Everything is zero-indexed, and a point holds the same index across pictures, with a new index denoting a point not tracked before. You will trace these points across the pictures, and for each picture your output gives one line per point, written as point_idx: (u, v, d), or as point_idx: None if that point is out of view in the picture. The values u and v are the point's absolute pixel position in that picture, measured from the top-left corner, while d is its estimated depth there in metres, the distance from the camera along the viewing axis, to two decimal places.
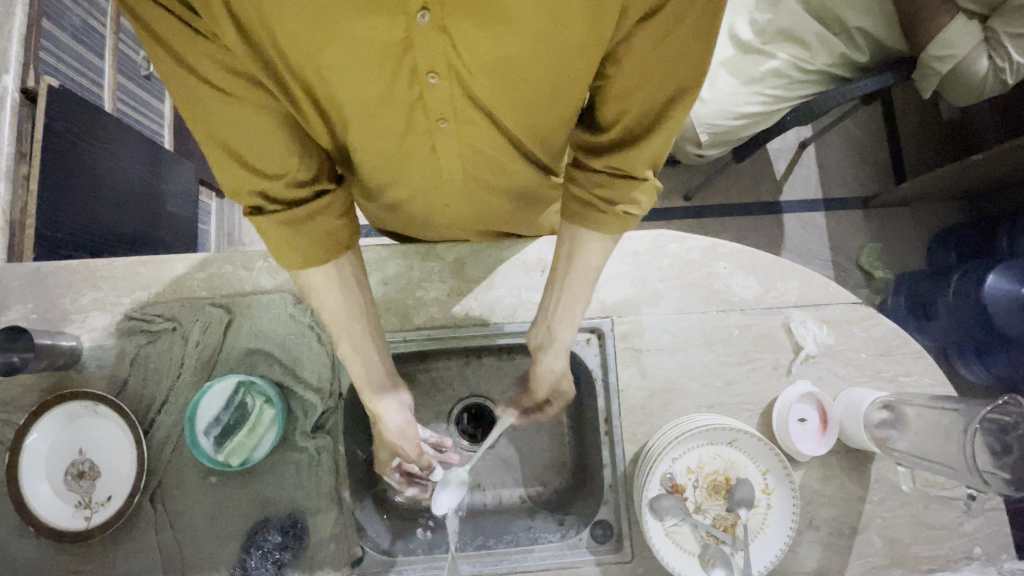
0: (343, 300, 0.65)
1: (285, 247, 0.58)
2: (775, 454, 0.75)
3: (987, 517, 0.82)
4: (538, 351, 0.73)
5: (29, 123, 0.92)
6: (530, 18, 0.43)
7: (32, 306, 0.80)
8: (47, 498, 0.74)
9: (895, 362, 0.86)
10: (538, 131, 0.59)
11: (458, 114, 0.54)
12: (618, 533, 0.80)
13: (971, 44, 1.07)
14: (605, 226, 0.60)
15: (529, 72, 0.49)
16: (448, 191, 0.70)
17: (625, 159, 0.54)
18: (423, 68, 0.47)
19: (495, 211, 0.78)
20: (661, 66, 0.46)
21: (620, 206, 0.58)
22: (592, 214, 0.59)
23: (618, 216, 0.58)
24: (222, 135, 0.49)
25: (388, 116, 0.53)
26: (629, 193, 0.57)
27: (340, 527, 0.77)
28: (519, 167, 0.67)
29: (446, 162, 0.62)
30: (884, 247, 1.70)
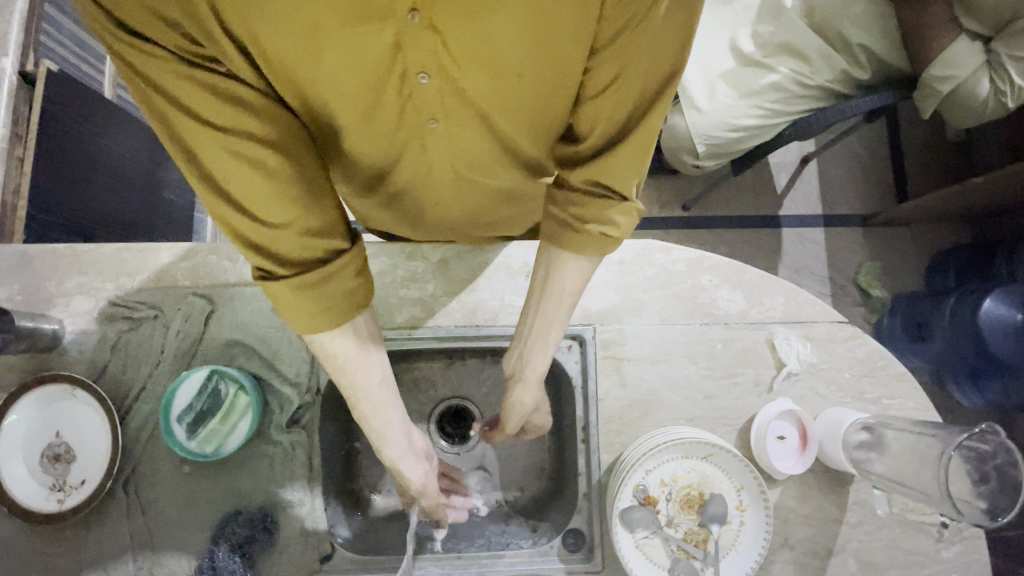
0: (359, 359, 0.60)
1: (301, 312, 0.53)
2: (750, 470, 0.75)
3: (965, 545, 0.80)
4: (512, 380, 0.72)
5: (26, 106, 0.93)
6: (519, 13, 0.43)
7: (17, 288, 0.81)
8: (22, 479, 0.74)
9: (878, 384, 0.85)
10: (529, 133, 0.59)
11: (448, 114, 0.54)
12: (590, 542, 0.80)
13: (971, 67, 1.07)
14: (583, 247, 0.58)
15: (518, 71, 0.49)
16: (439, 191, 0.70)
17: (605, 171, 0.53)
18: (414, 68, 0.47)
19: (484, 212, 0.78)
20: (644, 65, 0.46)
21: (600, 224, 0.56)
22: (568, 233, 0.58)
23: (597, 237, 0.57)
24: (222, 184, 0.46)
25: (380, 117, 0.53)
26: (608, 211, 0.55)
27: (312, 523, 0.77)
28: (509, 168, 0.67)
29: (437, 162, 0.62)
30: (882, 266, 1.68)
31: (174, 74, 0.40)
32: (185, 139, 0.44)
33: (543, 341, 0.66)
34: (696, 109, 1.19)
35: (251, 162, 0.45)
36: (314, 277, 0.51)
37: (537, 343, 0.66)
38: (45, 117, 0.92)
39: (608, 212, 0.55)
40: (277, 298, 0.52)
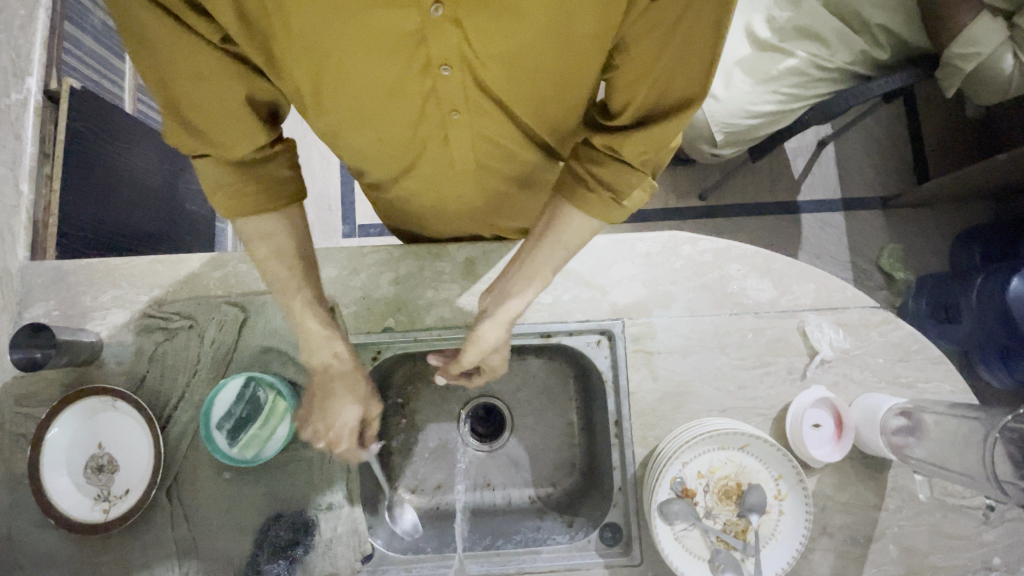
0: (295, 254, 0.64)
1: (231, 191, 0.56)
2: (788, 459, 0.75)
3: (1008, 528, 0.80)
4: (482, 316, 0.69)
5: (53, 124, 0.94)
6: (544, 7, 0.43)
7: (54, 303, 0.82)
8: (68, 490, 0.76)
9: (914, 368, 0.84)
10: (548, 118, 0.60)
11: (469, 105, 0.54)
12: (627, 536, 0.80)
13: (996, 43, 1.03)
14: (591, 211, 0.60)
15: (538, 60, 0.49)
16: (459, 182, 0.71)
17: (622, 143, 0.55)
18: (436, 61, 0.47)
19: (505, 201, 0.80)
20: (673, 53, 0.46)
21: (612, 191, 0.58)
22: (580, 189, 0.59)
23: (606, 201, 0.59)
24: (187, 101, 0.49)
25: (403, 108, 0.54)
26: (621, 180, 0.57)
27: (351, 525, 0.78)
28: (529, 156, 0.67)
29: (458, 152, 0.63)
30: (905, 248, 1.66)
31: (172, 33, 0.43)
32: (165, 74, 0.47)
33: (525, 286, 0.66)
34: (712, 98, 1.17)
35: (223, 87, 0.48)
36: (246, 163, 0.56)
37: (519, 284, 0.66)
38: (71, 135, 0.94)
39: (619, 181, 0.57)
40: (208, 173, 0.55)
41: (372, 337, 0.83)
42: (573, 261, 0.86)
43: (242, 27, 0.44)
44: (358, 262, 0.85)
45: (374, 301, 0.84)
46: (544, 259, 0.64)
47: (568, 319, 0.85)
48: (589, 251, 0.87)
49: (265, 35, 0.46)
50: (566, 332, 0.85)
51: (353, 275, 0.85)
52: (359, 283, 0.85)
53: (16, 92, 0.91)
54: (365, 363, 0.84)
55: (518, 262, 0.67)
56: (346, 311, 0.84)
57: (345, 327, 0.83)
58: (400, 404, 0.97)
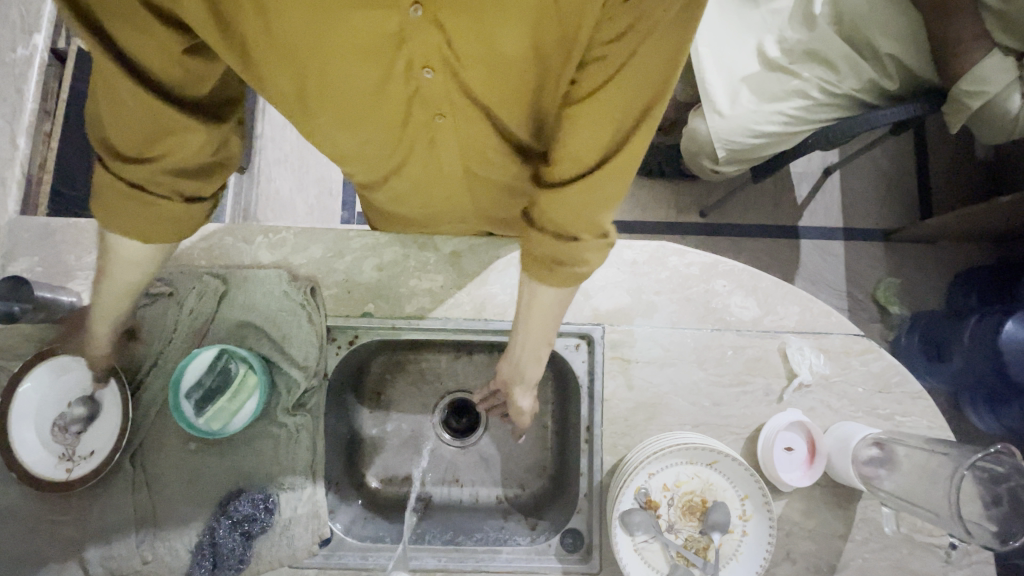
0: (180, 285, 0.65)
1: (131, 229, 0.57)
2: (755, 480, 0.74)
3: (975, 571, 0.79)
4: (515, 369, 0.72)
5: (55, 82, 0.93)
6: (522, 17, 0.43)
7: (38, 260, 0.82)
8: (31, 445, 0.75)
9: (893, 400, 0.83)
10: (536, 128, 0.60)
11: (454, 108, 0.55)
12: (588, 543, 0.79)
13: (1005, 81, 1.03)
14: (551, 279, 0.58)
15: (519, 69, 0.49)
16: (447, 185, 0.72)
17: (569, 207, 0.52)
18: (419, 62, 0.48)
19: (497, 207, 0.80)
20: (623, 106, 0.46)
21: (568, 259, 0.56)
22: (540, 266, 0.58)
23: (566, 270, 0.57)
24: (129, 139, 0.51)
25: (387, 107, 0.54)
26: (572, 245, 0.55)
27: (312, 507, 0.78)
28: (519, 167, 0.68)
29: (444, 154, 0.63)
30: (902, 282, 1.65)
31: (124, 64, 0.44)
32: (115, 111, 0.48)
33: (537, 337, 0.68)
34: (718, 114, 1.17)
35: (177, 140, 0.51)
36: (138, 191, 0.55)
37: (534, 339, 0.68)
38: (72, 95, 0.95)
39: (571, 246, 0.55)
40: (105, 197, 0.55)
41: (350, 321, 0.83)
42: None
43: (217, 26, 0.44)
44: (343, 245, 0.85)
45: (355, 285, 0.84)
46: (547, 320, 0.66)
47: None
48: None
49: (242, 34, 0.46)
50: None
51: (338, 257, 0.85)
52: (342, 266, 0.85)
53: (22, 47, 0.89)
54: (341, 346, 0.84)
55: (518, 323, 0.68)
56: (327, 292, 0.84)
57: (324, 308, 0.83)
58: (375, 392, 0.97)
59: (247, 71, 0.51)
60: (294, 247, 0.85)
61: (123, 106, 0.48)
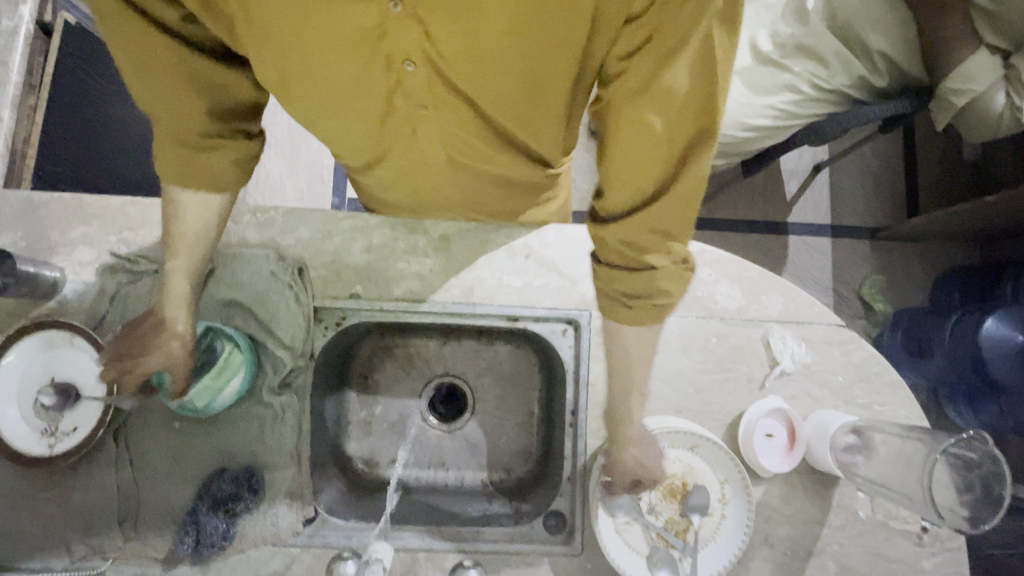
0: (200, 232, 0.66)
1: (198, 182, 0.61)
2: (734, 464, 0.76)
3: (947, 557, 0.81)
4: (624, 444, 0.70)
5: (42, 56, 0.92)
6: (504, 19, 0.44)
7: (22, 234, 0.81)
8: (13, 420, 0.75)
9: (872, 390, 0.85)
10: (524, 126, 0.61)
11: (436, 100, 0.55)
12: (571, 525, 0.80)
13: (989, 80, 1.05)
14: (633, 318, 0.59)
15: (506, 69, 0.50)
16: (431, 172, 0.72)
17: (630, 240, 0.53)
18: (399, 56, 0.48)
19: (483, 189, 0.80)
20: (658, 137, 0.46)
21: (647, 296, 0.57)
22: (617, 305, 0.59)
23: (646, 307, 0.57)
24: (170, 110, 0.55)
25: (368, 99, 0.54)
26: (651, 283, 0.56)
27: (296, 486, 0.79)
28: (501, 157, 0.68)
29: (426, 143, 0.64)
30: (886, 280, 1.68)
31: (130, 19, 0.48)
32: (149, 88, 0.53)
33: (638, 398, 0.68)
34: None
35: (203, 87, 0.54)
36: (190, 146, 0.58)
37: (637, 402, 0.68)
38: (59, 69, 0.93)
39: (656, 283, 0.55)
40: (166, 166, 0.59)
41: (338, 302, 0.83)
42: (547, 247, 0.87)
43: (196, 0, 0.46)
44: (332, 226, 0.85)
45: (343, 267, 0.84)
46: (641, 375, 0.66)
47: (537, 305, 0.86)
48: (566, 241, 0.87)
49: (223, 11, 0.47)
50: (532, 318, 0.86)
51: (326, 238, 0.84)
52: (330, 247, 0.84)
53: (8, 18, 0.88)
54: (328, 328, 0.83)
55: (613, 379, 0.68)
56: (315, 273, 0.84)
57: (311, 289, 0.83)
58: (362, 376, 0.97)
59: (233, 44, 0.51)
60: (282, 227, 0.84)
61: (153, 75, 0.52)
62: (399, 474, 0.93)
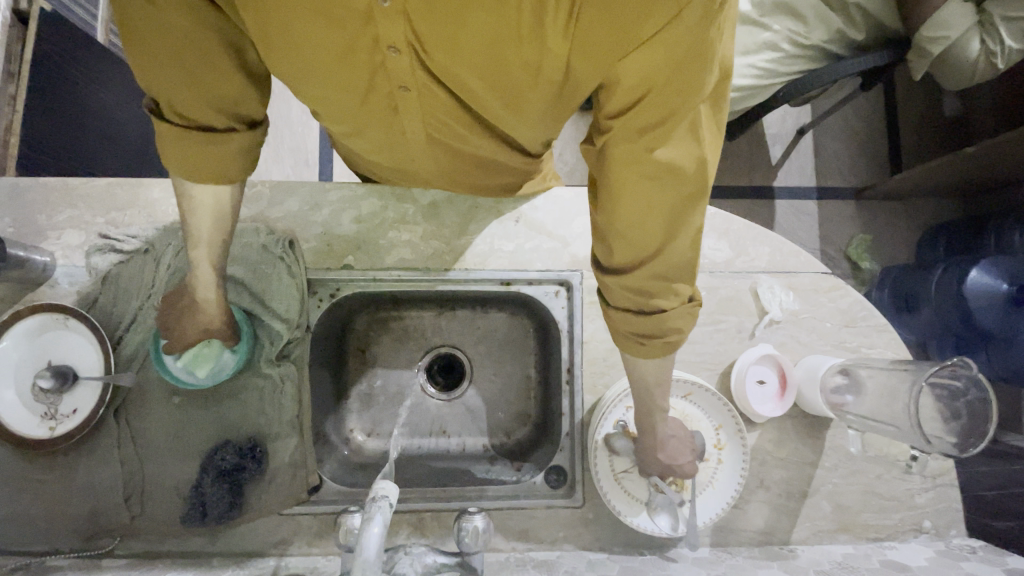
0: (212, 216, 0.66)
1: (201, 167, 0.60)
2: (730, 410, 0.77)
3: (938, 492, 0.84)
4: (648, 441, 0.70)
5: (19, 44, 0.94)
6: (488, 20, 0.45)
7: (9, 220, 0.81)
8: (12, 404, 0.75)
9: (859, 334, 0.87)
10: (508, 126, 0.62)
11: (420, 86, 0.55)
12: (571, 479, 0.82)
13: (963, 27, 1.06)
14: (644, 352, 0.59)
15: (489, 71, 0.51)
16: (414, 154, 0.72)
17: (637, 285, 0.54)
18: (384, 41, 0.49)
19: (468, 178, 0.79)
20: (662, 191, 0.48)
21: (657, 335, 0.58)
22: (629, 341, 0.59)
23: (657, 345, 0.58)
24: (188, 81, 0.54)
25: (351, 80, 0.55)
26: (664, 319, 0.56)
27: (299, 456, 0.80)
28: (485, 143, 0.68)
29: (408, 126, 0.63)
30: (873, 239, 1.70)
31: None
32: (166, 52, 0.52)
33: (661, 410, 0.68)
34: None
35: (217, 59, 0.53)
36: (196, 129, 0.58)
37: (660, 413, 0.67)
38: (37, 56, 0.93)
39: (664, 321, 0.56)
40: (172, 146, 0.58)
41: (331, 274, 0.84)
42: (536, 210, 0.87)
43: None
44: (320, 198, 0.85)
45: (334, 238, 0.84)
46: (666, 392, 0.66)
47: (529, 268, 0.87)
48: (554, 203, 0.87)
49: None
50: (525, 281, 0.87)
51: (315, 211, 0.85)
52: (320, 219, 0.85)
53: None
54: (323, 300, 0.85)
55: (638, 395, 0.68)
56: (306, 246, 0.84)
57: (304, 261, 0.83)
58: (359, 350, 0.98)
59: (226, 12, 0.51)
60: (270, 201, 0.84)
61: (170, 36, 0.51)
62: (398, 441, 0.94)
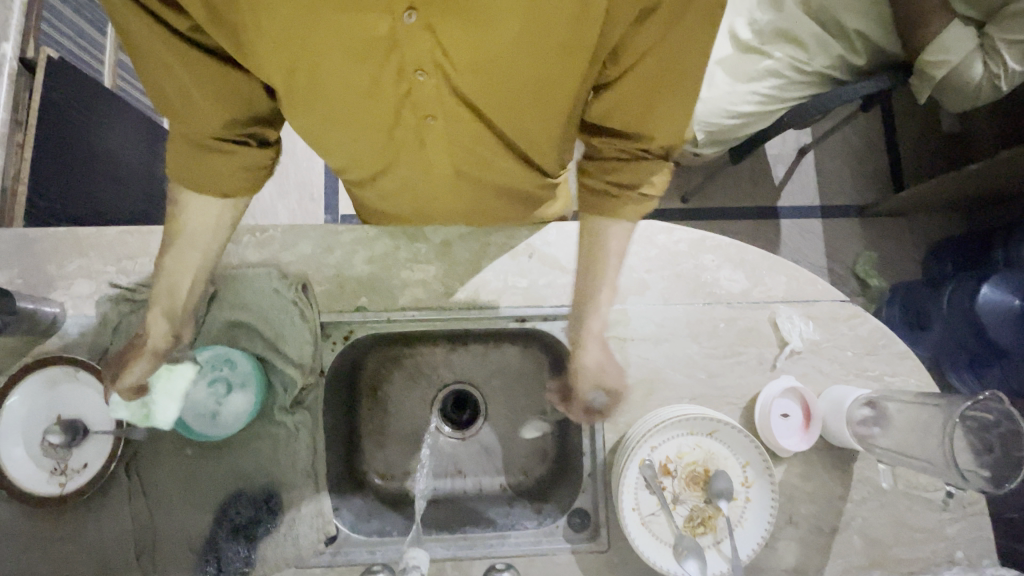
0: (201, 227, 0.64)
1: (203, 183, 0.60)
2: (755, 447, 0.75)
3: (970, 521, 0.81)
4: (579, 346, 0.74)
5: (27, 93, 0.90)
6: (518, 21, 0.46)
7: (18, 271, 0.80)
8: (22, 462, 0.73)
9: (880, 361, 0.86)
10: (528, 133, 0.63)
11: (445, 112, 0.56)
12: (595, 522, 0.80)
13: (964, 51, 1.07)
14: (620, 210, 0.65)
15: (517, 75, 0.52)
16: (436, 185, 0.73)
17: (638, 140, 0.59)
18: (411, 66, 0.49)
19: (484, 206, 0.81)
20: (675, 74, 0.52)
21: (636, 188, 0.63)
22: (609, 199, 0.65)
23: (635, 198, 0.64)
24: (185, 106, 0.54)
25: (377, 111, 0.55)
26: (643, 170, 0.62)
27: (315, 505, 0.77)
28: (507, 165, 0.69)
29: (434, 157, 0.65)
30: (879, 256, 1.70)
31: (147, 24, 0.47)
32: (161, 82, 0.52)
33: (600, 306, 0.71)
34: None
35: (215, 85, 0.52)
36: (199, 145, 0.58)
37: (593, 305, 0.71)
38: (44, 103, 0.90)
39: (641, 174, 0.62)
40: (175, 161, 0.59)
41: (345, 316, 0.82)
42: (549, 245, 0.87)
43: (207, 15, 0.46)
44: (332, 240, 0.84)
45: (347, 279, 0.84)
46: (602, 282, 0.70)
47: (544, 303, 0.86)
48: (566, 237, 0.87)
49: (230, 23, 0.48)
50: (541, 317, 0.86)
51: (327, 252, 0.84)
52: (332, 260, 0.84)
53: None
54: (336, 342, 0.83)
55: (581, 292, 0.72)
56: (318, 289, 0.83)
57: (317, 304, 0.82)
58: (371, 389, 0.96)
59: (237, 55, 0.51)
60: (282, 244, 0.84)
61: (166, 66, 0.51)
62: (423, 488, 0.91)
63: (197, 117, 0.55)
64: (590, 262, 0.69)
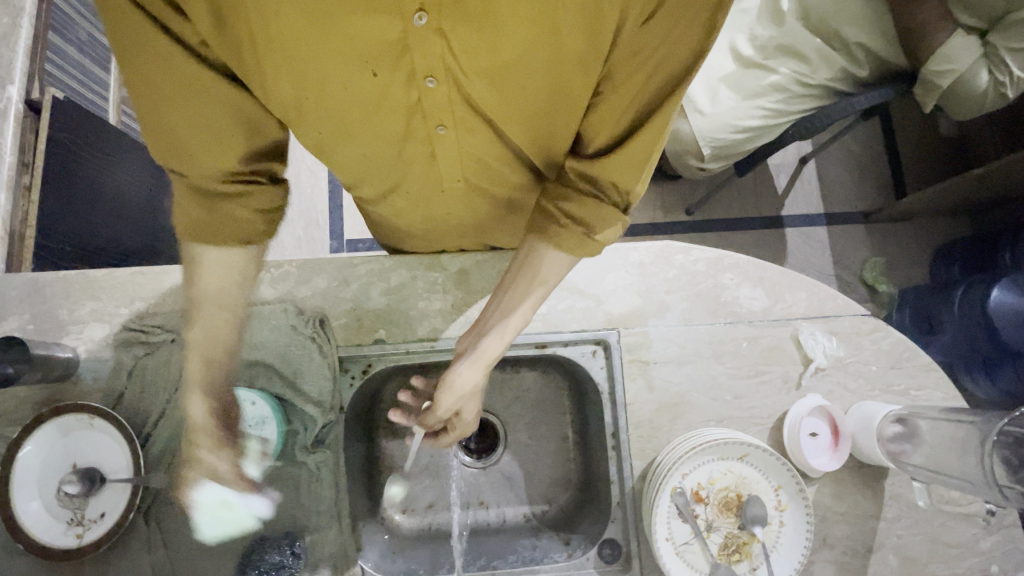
0: (224, 283, 0.62)
1: (220, 232, 0.59)
2: (788, 469, 0.74)
3: (1005, 534, 0.80)
4: (460, 359, 0.67)
5: (33, 134, 0.90)
6: (526, 23, 0.44)
7: (29, 317, 0.79)
8: (38, 514, 0.71)
9: (906, 375, 0.85)
10: (538, 144, 0.61)
11: (457, 120, 0.55)
12: (626, 552, 0.78)
13: (970, 59, 1.08)
14: (560, 242, 0.59)
15: (527, 84, 0.51)
16: (447, 200, 0.73)
17: (598, 169, 0.55)
18: (421, 72, 0.48)
19: (496, 220, 0.81)
20: (648, 91, 0.49)
21: (584, 225, 0.58)
22: (550, 224, 0.60)
23: (579, 235, 0.58)
24: (193, 142, 0.52)
25: (388, 123, 0.54)
26: (593, 213, 0.57)
27: (340, 547, 0.76)
28: (517, 177, 0.69)
29: (445, 170, 0.64)
30: (886, 261, 1.70)
31: (159, 44, 0.44)
32: (167, 117, 0.50)
33: (504, 327, 0.64)
34: (699, 113, 1.20)
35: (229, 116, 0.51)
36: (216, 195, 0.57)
37: (495, 326, 0.64)
38: (49, 146, 0.90)
39: (592, 215, 0.57)
40: (191, 215, 0.58)
41: (363, 349, 0.81)
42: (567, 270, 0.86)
43: (219, 30, 0.45)
44: (348, 273, 0.83)
45: (365, 312, 0.82)
46: (511, 309, 0.63)
47: (563, 329, 0.85)
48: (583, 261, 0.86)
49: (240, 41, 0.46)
50: (561, 342, 0.84)
51: (343, 286, 0.83)
52: (348, 294, 0.83)
53: None
54: (355, 376, 0.82)
55: (493, 304, 0.65)
56: (336, 323, 0.82)
57: (334, 339, 0.81)
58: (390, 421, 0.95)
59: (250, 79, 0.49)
60: (298, 279, 0.83)
61: (175, 99, 0.48)
62: (461, 518, 0.90)
63: (207, 157, 0.53)
64: (512, 278, 0.64)
